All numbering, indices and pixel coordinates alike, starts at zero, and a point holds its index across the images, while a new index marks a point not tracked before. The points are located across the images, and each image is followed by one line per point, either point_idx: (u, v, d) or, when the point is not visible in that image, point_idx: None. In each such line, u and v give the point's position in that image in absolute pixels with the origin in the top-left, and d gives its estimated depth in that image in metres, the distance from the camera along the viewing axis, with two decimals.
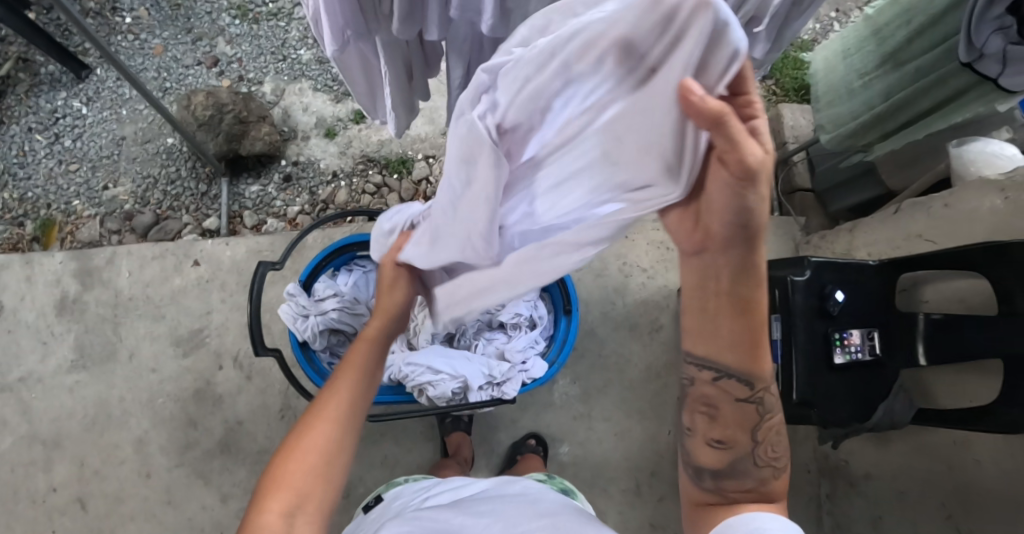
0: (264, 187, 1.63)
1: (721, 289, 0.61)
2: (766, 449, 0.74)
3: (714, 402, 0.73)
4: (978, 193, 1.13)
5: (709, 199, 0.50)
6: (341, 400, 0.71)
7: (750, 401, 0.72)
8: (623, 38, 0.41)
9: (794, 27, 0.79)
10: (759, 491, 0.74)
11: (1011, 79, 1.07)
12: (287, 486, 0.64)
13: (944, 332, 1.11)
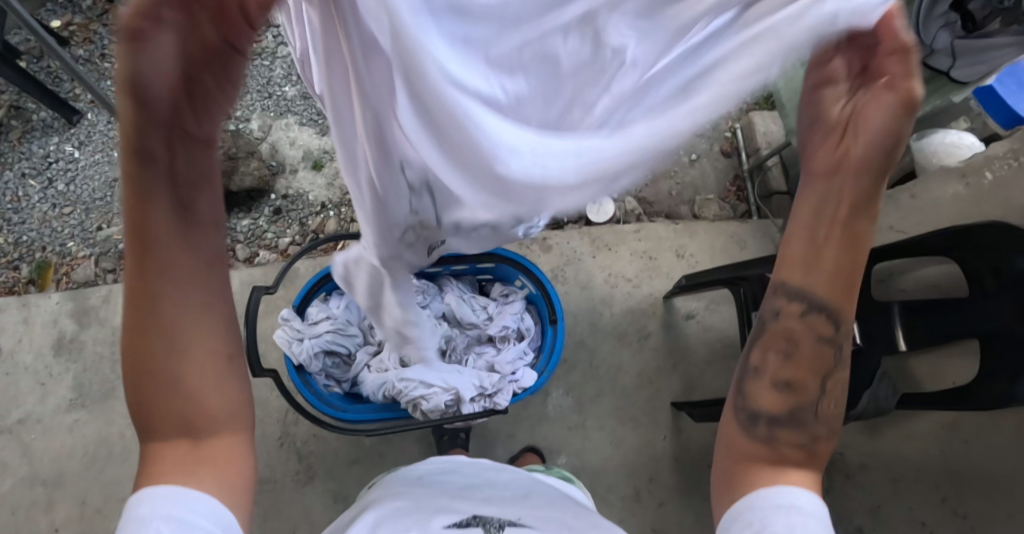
0: (255, 220, 1.62)
1: (834, 221, 0.58)
2: (833, 403, 0.64)
3: (795, 337, 0.64)
4: (940, 181, 1.20)
5: (856, 121, 0.54)
6: (151, 301, 0.56)
7: (827, 341, 0.63)
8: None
9: None
10: (814, 447, 0.64)
11: (961, 71, 1.12)
12: (158, 413, 0.59)
13: (922, 317, 1.15)
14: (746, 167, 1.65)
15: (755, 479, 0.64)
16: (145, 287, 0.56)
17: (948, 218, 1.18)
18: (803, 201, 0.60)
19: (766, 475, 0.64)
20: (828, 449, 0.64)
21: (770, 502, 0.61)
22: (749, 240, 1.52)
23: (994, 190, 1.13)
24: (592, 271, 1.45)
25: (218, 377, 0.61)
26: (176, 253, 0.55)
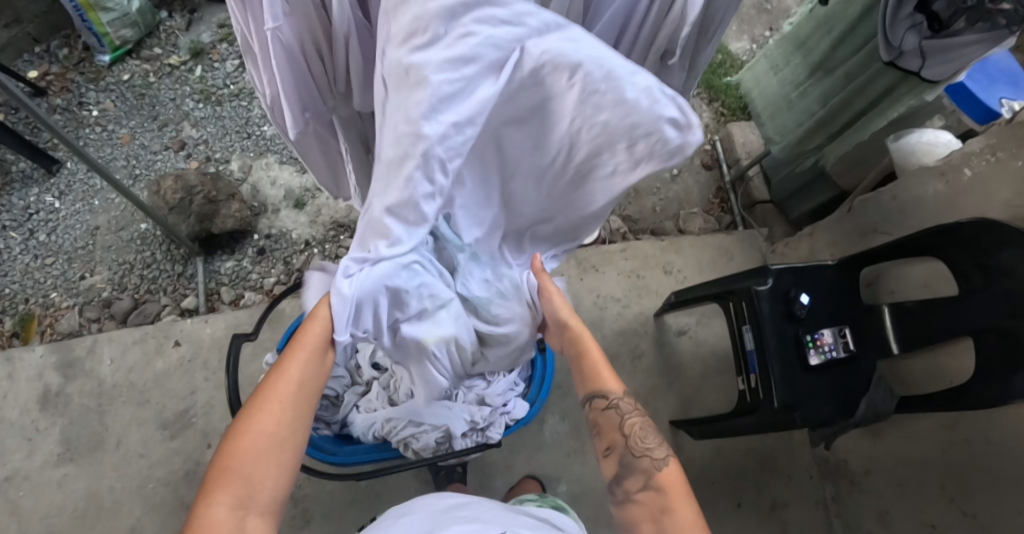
0: (239, 262, 1.61)
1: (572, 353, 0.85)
2: (636, 440, 0.81)
3: (595, 421, 0.84)
4: (920, 180, 1.20)
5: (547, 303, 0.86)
6: (288, 382, 0.66)
7: (607, 409, 0.83)
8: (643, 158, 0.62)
9: (705, 55, 0.90)
10: (652, 478, 0.77)
11: (932, 70, 1.13)
12: (237, 475, 0.62)
13: (912, 318, 1.15)
14: (728, 179, 1.67)
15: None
16: (286, 371, 0.67)
17: (933, 217, 1.18)
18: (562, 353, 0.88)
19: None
20: (665, 472, 0.76)
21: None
22: (736, 252, 1.52)
23: (974, 184, 1.10)
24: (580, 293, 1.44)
25: (295, 458, 0.66)
26: (315, 360, 0.68)
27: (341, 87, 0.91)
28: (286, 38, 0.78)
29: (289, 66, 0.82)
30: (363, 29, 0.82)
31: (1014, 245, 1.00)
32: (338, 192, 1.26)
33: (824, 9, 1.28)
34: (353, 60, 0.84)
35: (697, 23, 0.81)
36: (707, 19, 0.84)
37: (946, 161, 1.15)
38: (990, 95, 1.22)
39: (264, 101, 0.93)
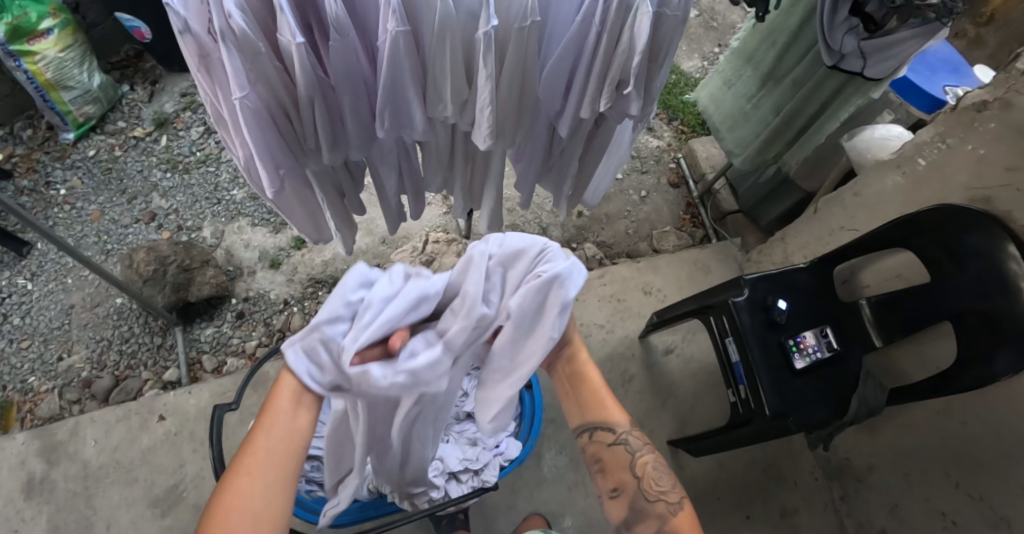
0: (218, 328, 1.58)
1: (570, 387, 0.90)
2: (650, 483, 0.87)
3: (598, 457, 0.89)
4: (878, 176, 1.23)
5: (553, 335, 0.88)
6: (262, 449, 0.66)
7: (617, 445, 0.88)
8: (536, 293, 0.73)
9: (658, 82, 0.93)
10: (668, 522, 0.83)
11: (874, 69, 1.18)
12: None
13: (890, 309, 1.15)
14: (696, 194, 1.70)
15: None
16: (257, 440, 0.66)
17: (895, 209, 1.20)
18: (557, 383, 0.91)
19: None
20: (680, 515, 0.83)
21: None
22: (713, 265, 1.54)
23: (930, 172, 1.14)
24: None
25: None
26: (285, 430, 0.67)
27: (311, 144, 0.91)
28: (254, 105, 0.79)
29: (261, 132, 0.83)
30: (329, 89, 0.84)
31: (977, 229, 1.03)
32: (320, 237, 1.21)
33: (767, 22, 1.31)
34: (320, 115, 0.84)
35: (648, 47, 0.84)
36: (656, 46, 0.87)
37: (900, 154, 1.19)
38: (933, 84, 1.29)
39: (237, 164, 0.93)
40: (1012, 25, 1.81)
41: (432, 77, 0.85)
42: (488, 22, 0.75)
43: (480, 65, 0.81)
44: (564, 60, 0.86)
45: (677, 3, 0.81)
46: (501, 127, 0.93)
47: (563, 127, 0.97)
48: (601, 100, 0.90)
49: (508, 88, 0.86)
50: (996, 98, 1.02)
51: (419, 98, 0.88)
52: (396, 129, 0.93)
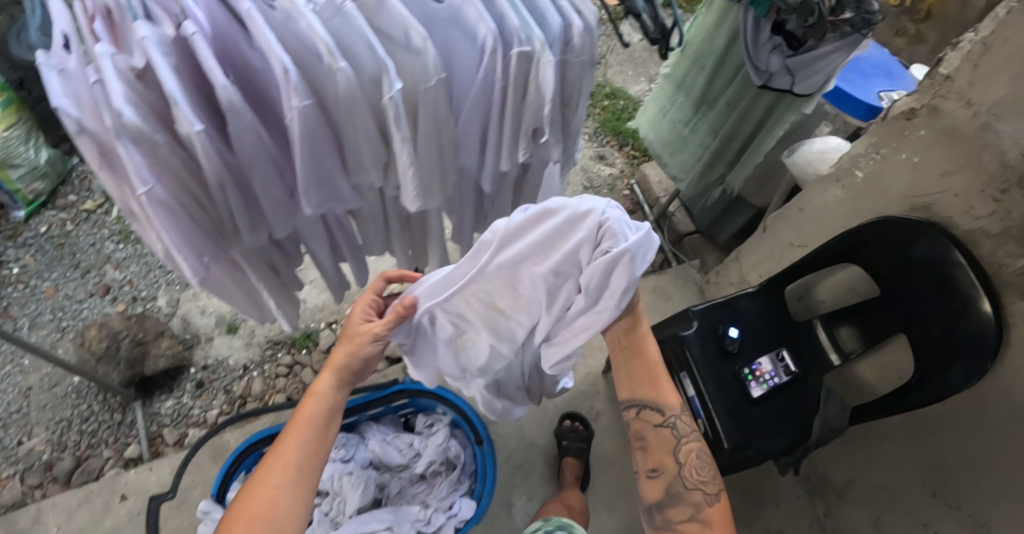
0: (178, 399, 1.55)
1: (628, 366, 0.90)
2: (692, 472, 0.89)
3: (641, 435, 0.91)
4: (818, 190, 1.21)
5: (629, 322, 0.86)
6: (287, 463, 0.74)
7: (665, 427, 0.90)
8: (598, 267, 0.70)
9: (578, 121, 0.90)
10: (701, 511, 0.86)
11: (803, 84, 1.19)
12: None
13: (846, 326, 1.14)
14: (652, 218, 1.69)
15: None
16: (282, 454, 0.75)
17: (839, 223, 1.18)
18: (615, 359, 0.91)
19: None
20: (716, 508, 0.86)
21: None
22: (672, 290, 1.54)
23: (868, 184, 1.12)
24: None
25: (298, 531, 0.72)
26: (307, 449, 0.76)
27: (230, 226, 0.87)
28: (165, 197, 0.76)
29: (175, 223, 0.79)
30: (239, 169, 0.80)
31: (925, 242, 1.00)
32: (263, 315, 1.16)
33: (692, 47, 1.31)
34: (233, 198, 0.80)
35: (559, 94, 0.81)
36: (568, 89, 0.84)
37: (837, 167, 1.16)
38: (866, 93, 1.30)
39: (157, 253, 0.88)
40: (949, 19, 1.82)
41: (348, 149, 0.79)
42: (392, 87, 0.70)
43: (393, 130, 0.76)
44: (482, 111, 0.81)
45: (579, 46, 0.78)
46: (428, 187, 0.86)
47: (487, 183, 0.92)
48: (519, 151, 0.85)
49: (426, 150, 0.81)
50: (923, 105, 1.01)
51: (340, 170, 0.82)
52: (324, 204, 0.84)
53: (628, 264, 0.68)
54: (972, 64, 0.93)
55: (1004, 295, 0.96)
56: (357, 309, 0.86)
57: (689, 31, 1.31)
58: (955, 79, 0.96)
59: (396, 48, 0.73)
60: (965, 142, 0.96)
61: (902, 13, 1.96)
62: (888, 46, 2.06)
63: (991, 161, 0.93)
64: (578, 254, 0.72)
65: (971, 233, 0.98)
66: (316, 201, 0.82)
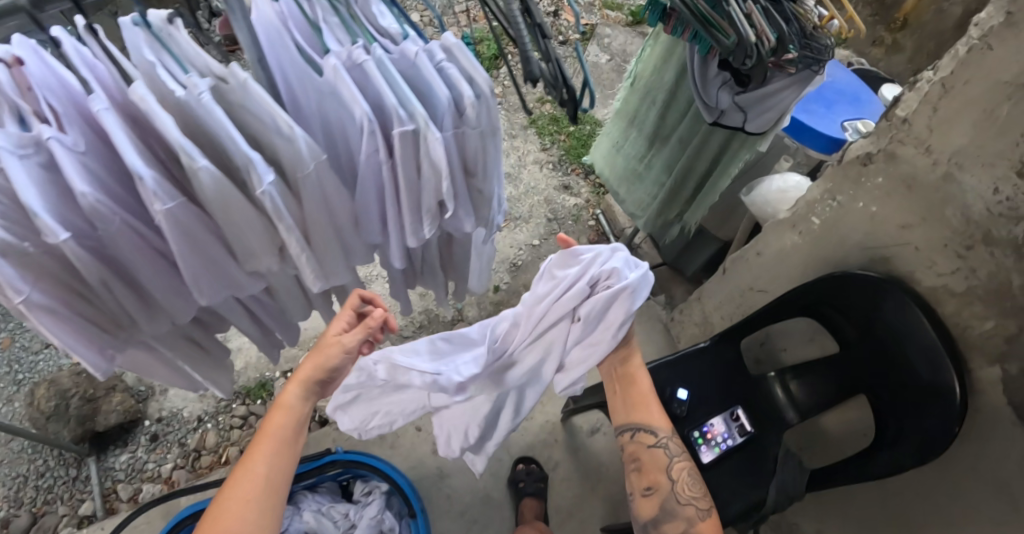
0: (132, 454, 1.51)
1: (622, 394, 0.94)
2: (683, 487, 0.91)
3: (637, 455, 0.93)
4: (776, 235, 1.13)
5: (625, 353, 0.92)
6: (257, 475, 0.73)
7: (656, 447, 0.92)
8: (608, 293, 0.81)
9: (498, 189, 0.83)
10: (693, 526, 0.88)
11: (755, 122, 1.11)
12: None
13: (804, 380, 1.07)
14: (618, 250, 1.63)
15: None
16: (253, 467, 0.73)
17: (799, 270, 1.11)
18: (609, 387, 0.95)
19: None
20: (706, 522, 0.88)
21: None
22: (635, 329, 1.49)
23: (825, 231, 1.04)
24: None
25: None
26: (279, 463, 0.74)
27: (126, 317, 0.85)
28: (45, 302, 0.73)
29: (63, 322, 0.76)
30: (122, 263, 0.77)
31: (886, 301, 0.93)
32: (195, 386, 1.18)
33: (643, 80, 1.23)
34: (120, 291, 0.78)
35: (461, 167, 0.74)
36: (470, 159, 0.74)
37: (793, 212, 1.09)
38: (828, 124, 1.23)
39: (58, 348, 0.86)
40: (926, 28, 1.88)
41: (235, 239, 0.76)
42: (262, 183, 0.68)
43: (278, 220, 0.73)
44: (376, 192, 0.74)
45: (476, 119, 0.68)
46: (326, 262, 0.84)
47: (397, 258, 0.85)
48: (424, 227, 0.78)
49: (318, 230, 0.79)
50: (880, 149, 0.93)
51: (230, 260, 0.79)
52: (218, 293, 0.82)
53: (630, 297, 0.81)
54: (931, 107, 0.85)
55: (969, 359, 0.90)
56: (334, 319, 0.85)
57: (641, 63, 1.23)
58: (912, 123, 0.88)
59: (269, 134, 0.68)
60: (925, 193, 0.88)
61: (878, 23, 2.02)
62: (866, 56, 2.11)
63: (954, 215, 0.85)
64: (591, 284, 0.82)
65: (935, 290, 0.91)
66: (211, 294, 0.82)
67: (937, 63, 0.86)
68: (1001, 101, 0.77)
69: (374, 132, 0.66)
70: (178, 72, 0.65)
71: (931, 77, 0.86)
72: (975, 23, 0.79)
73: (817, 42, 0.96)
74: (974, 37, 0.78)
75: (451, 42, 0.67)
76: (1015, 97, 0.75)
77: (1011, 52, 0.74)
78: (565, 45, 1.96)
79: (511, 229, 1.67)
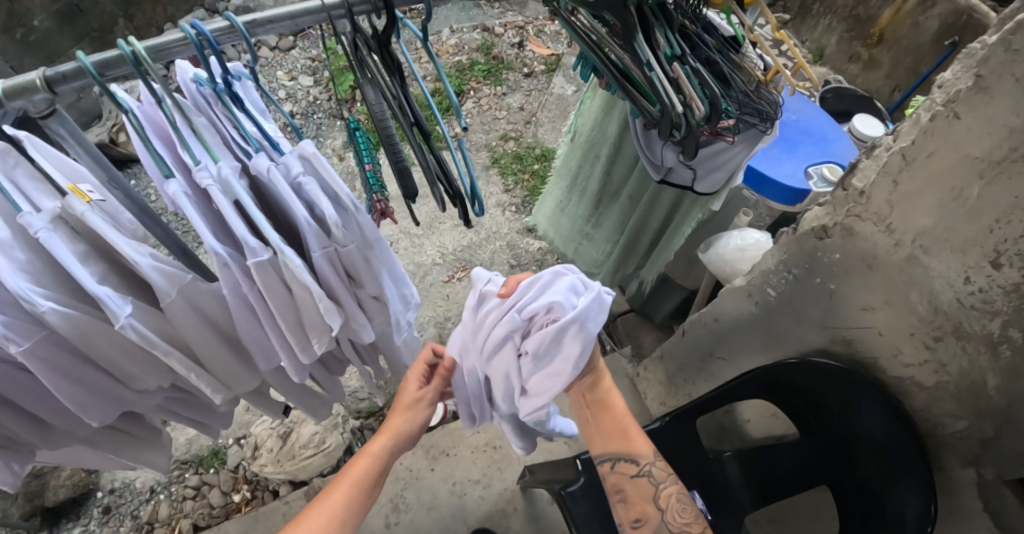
0: (83, 528, 1.44)
1: (595, 421, 0.86)
2: (674, 515, 0.84)
3: (619, 487, 0.85)
4: (732, 303, 1.03)
5: (591, 376, 0.83)
6: (332, 516, 0.69)
7: (641, 477, 0.85)
8: (555, 323, 0.68)
9: (397, 288, 0.72)
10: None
11: (704, 183, 0.99)
12: None
13: (763, 464, 0.98)
14: None
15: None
16: (324, 509, 0.69)
17: (757, 342, 1.02)
18: (581, 415, 0.87)
19: None
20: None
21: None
22: None
23: (782, 304, 0.95)
24: (434, 486, 1.34)
25: None
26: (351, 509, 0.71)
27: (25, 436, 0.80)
28: None
29: None
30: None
31: (853, 393, 0.86)
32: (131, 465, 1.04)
33: (582, 137, 1.14)
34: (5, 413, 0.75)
35: (343, 275, 0.64)
36: (349, 265, 0.64)
37: (748, 280, 0.99)
38: (790, 174, 1.14)
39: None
40: (902, 42, 2.09)
41: (111, 367, 0.68)
42: (120, 317, 0.59)
43: (155, 347, 0.63)
44: (252, 316, 0.66)
45: (343, 237, 0.60)
46: (229, 374, 0.74)
47: (297, 374, 0.74)
48: (314, 344, 0.68)
49: (206, 349, 0.69)
50: (836, 223, 0.83)
51: (115, 384, 0.71)
52: (114, 411, 0.74)
53: (582, 330, 0.68)
54: (891, 179, 0.76)
55: (940, 458, 0.83)
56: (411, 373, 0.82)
57: (579, 118, 1.14)
58: (871, 196, 0.78)
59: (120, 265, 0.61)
60: (887, 274, 0.79)
61: (854, 39, 2.23)
62: (843, 72, 2.30)
63: (919, 302, 0.77)
64: (538, 310, 0.68)
65: (902, 381, 0.84)
66: (105, 415, 0.73)
67: (897, 127, 0.77)
68: (971, 180, 0.68)
69: (230, 265, 0.58)
70: (44, 198, 0.60)
71: (890, 143, 0.76)
72: (938, 84, 0.70)
73: (756, 108, 0.86)
74: (937, 102, 0.69)
75: (308, 150, 0.58)
76: (987, 177, 0.66)
77: (980, 123, 0.65)
78: (530, 77, 1.89)
79: (472, 277, 1.59)
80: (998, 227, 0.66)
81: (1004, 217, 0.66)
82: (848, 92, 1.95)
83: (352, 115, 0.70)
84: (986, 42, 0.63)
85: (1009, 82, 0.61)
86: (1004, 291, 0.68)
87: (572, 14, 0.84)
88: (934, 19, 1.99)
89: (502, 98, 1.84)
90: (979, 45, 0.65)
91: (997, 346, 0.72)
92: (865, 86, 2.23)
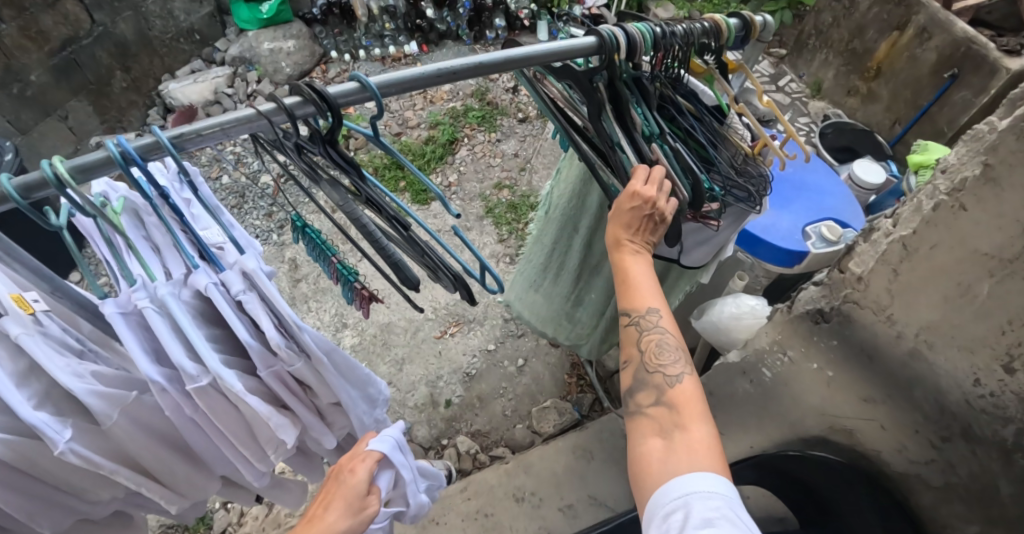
0: None
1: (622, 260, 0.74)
2: (652, 359, 0.71)
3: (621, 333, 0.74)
4: (726, 375, 0.96)
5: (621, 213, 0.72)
6: None
7: (629, 326, 0.72)
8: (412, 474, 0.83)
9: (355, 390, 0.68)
10: (665, 394, 0.68)
11: (690, 255, 0.93)
12: None
13: None
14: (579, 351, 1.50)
15: (653, 468, 0.61)
16: None
17: (750, 421, 0.94)
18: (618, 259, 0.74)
19: (657, 455, 0.63)
20: (681, 397, 0.67)
21: (673, 497, 0.57)
22: (595, 449, 1.29)
23: (778, 386, 0.89)
24: None
25: None
26: None
27: None
28: None
29: None
30: None
31: (852, 489, 0.81)
32: None
33: (559, 209, 1.07)
34: None
35: (292, 383, 0.63)
36: (297, 377, 0.62)
37: (743, 357, 0.93)
38: (786, 236, 1.09)
39: None
40: (899, 75, 2.04)
41: (60, 479, 0.65)
42: (58, 444, 0.55)
43: (99, 465, 0.60)
44: (200, 429, 0.64)
45: (288, 357, 0.59)
46: (185, 482, 0.70)
47: (259, 479, 0.70)
48: (271, 456, 0.66)
49: (156, 459, 0.66)
50: (833, 307, 0.79)
51: (65, 495, 0.67)
52: (66, 519, 0.69)
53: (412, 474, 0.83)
54: (890, 268, 0.71)
55: None
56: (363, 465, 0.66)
57: (557, 187, 1.06)
58: (869, 284, 0.74)
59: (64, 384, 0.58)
60: (889, 367, 0.75)
61: (852, 73, 2.19)
62: (842, 106, 2.26)
63: (925, 400, 0.73)
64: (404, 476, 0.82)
65: (907, 477, 0.79)
66: (56, 522, 0.68)
67: (896, 210, 0.71)
68: (980, 277, 0.63)
69: (170, 390, 0.57)
70: None
71: (889, 228, 0.71)
72: (940, 166, 0.65)
73: (743, 185, 0.82)
74: (940, 190, 0.64)
75: (249, 269, 0.56)
76: (997, 275, 0.61)
77: (989, 216, 0.60)
78: (524, 122, 1.90)
79: (464, 332, 1.61)
80: (1010, 329, 0.62)
81: (1017, 320, 0.61)
82: (848, 127, 1.90)
83: (297, 214, 0.67)
84: (993, 126, 0.59)
85: (1020, 174, 0.56)
86: (1018, 397, 0.64)
87: (544, 84, 0.82)
88: (932, 52, 1.94)
89: (496, 144, 1.84)
90: (985, 129, 0.61)
91: (1010, 454, 0.67)
92: (865, 119, 2.18)
